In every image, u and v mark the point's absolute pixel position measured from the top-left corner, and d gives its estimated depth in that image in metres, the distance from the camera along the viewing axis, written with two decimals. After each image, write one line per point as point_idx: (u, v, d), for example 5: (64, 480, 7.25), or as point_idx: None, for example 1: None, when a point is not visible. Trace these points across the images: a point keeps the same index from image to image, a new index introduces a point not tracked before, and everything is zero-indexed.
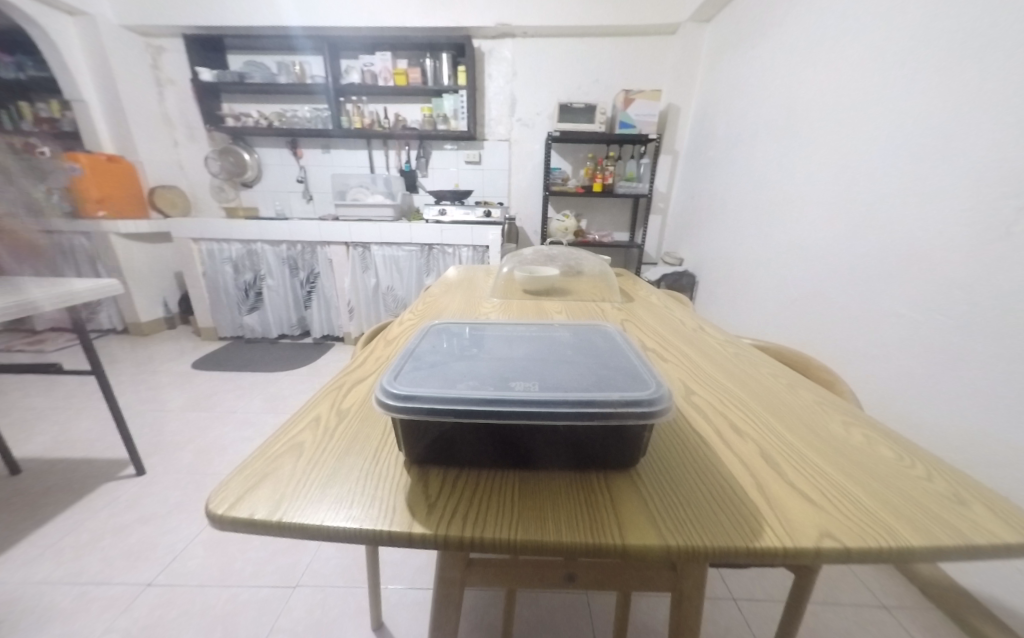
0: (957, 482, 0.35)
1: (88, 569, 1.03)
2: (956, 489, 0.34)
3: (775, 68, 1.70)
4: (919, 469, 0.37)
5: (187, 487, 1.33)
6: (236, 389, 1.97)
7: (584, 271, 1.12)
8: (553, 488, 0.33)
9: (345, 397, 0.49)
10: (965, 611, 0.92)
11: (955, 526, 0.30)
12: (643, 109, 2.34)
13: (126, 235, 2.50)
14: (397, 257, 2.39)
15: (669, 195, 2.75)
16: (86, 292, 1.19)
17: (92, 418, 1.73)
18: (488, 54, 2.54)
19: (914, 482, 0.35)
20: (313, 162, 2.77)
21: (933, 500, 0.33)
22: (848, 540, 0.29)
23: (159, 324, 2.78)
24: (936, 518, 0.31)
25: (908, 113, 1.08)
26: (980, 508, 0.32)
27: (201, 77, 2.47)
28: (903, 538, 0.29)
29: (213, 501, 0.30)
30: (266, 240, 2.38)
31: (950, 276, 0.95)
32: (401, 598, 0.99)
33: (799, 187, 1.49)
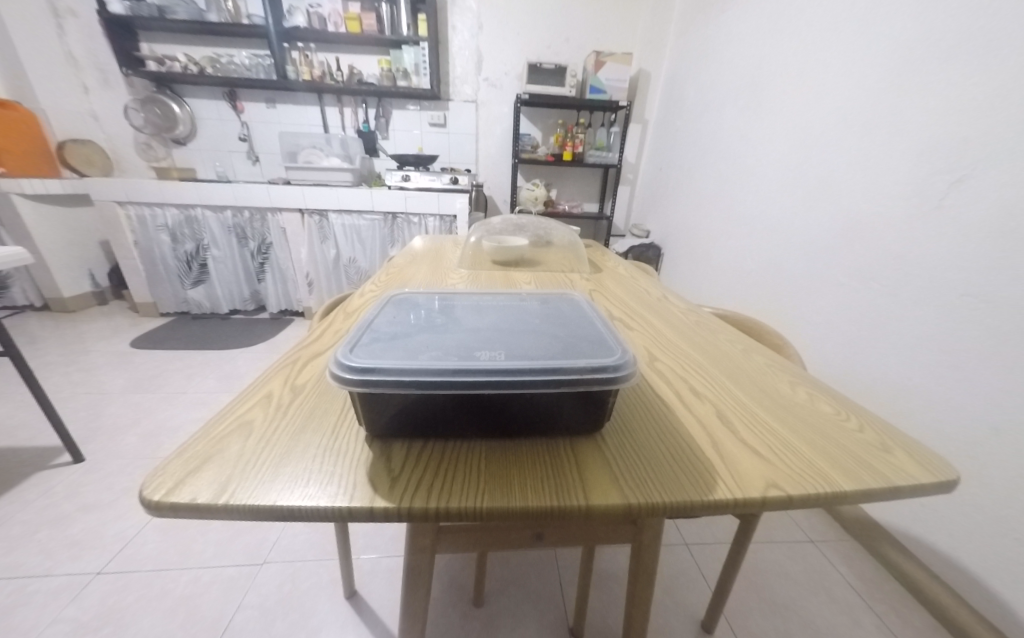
0: (884, 432, 0.39)
1: (26, 562, 0.96)
2: (883, 439, 0.38)
3: (742, 35, 1.70)
4: (853, 420, 0.40)
5: (135, 472, 1.25)
6: (185, 368, 1.84)
7: (553, 241, 1.10)
8: (519, 455, 0.33)
9: (300, 373, 0.46)
10: (878, 541, 1.06)
11: (881, 471, 0.33)
12: (613, 74, 2.29)
13: (35, 197, 2.18)
14: (358, 225, 2.26)
15: (637, 165, 2.75)
16: None
17: (14, 403, 1.57)
18: (451, 3, 2.36)
19: (848, 433, 0.38)
20: (257, 118, 2.51)
21: (863, 448, 0.36)
22: (791, 488, 0.31)
23: (87, 299, 2.51)
24: (865, 463, 0.34)
25: (863, 88, 1.12)
26: (902, 454, 0.36)
27: (110, 9, 2.12)
28: (836, 484, 0.32)
29: (148, 488, 0.28)
30: (208, 205, 2.16)
31: (888, 247, 1.02)
32: (375, 566, 1.00)
33: (760, 159, 1.53)
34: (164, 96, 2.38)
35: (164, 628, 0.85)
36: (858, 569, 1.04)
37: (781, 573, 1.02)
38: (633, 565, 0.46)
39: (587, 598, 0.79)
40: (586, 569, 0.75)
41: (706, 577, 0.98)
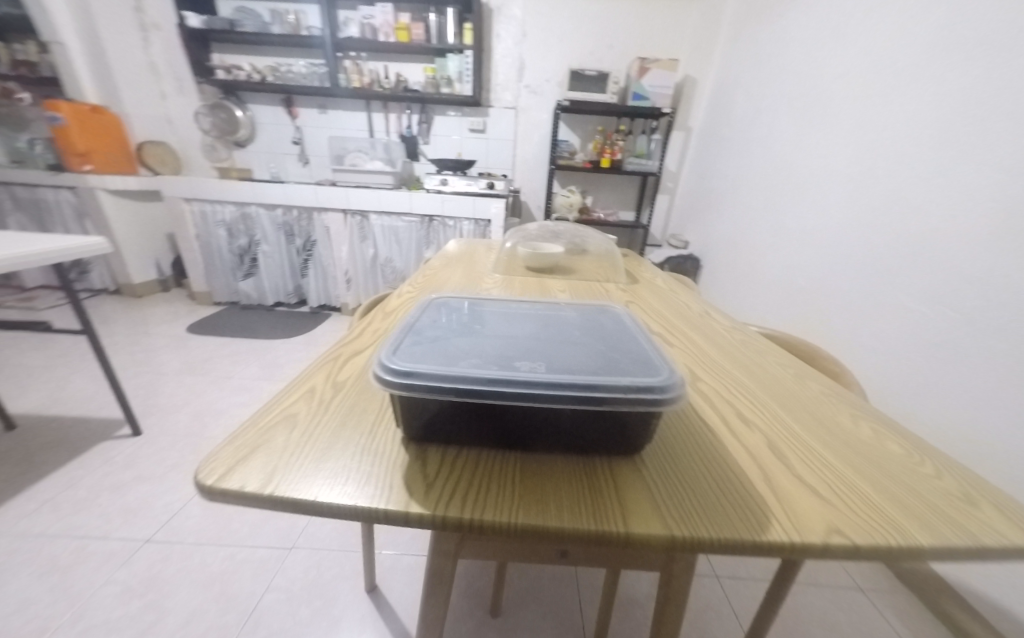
0: (965, 480, 0.35)
1: (87, 524, 1.06)
2: (965, 488, 0.34)
3: (801, 41, 1.62)
4: (928, 466, 0.37)
5: (183, 449, 1.34)
6: (232, 355, 1.97)
7: (588, 249, 1.09)
8: (554, 472, 0.33)
9: (342, 369, 0.48)
10: (938, 595, 0.97)
11: (964, 526, 0.30)
12: (657, 80, 2.25)
13: (115, 192, 2.42)
14: (396, 227, 2.33)
15: (678, 174, 2.68)
16: (71, 248, 1.16)
17: (86, 377, 1.73)
18: (497, 11, 2.40)
19: (924, 480, 0.35)
20: (309, 122, 2.66)
21: (942, 499, 0.33)
22: (857, 536, 0.29)
23: (152, 286, 2.73)
24: (944, 515, 0.31)
25: (937, 98, 1.04)
26: (988, 508, 0.32)
27: (188, 23, 2.31)
28: (912, 536, 0.29)
29: (203, 472, 0.30)
30: (261, 203, 2.31)
31: (964, 271, 0.94)
32: (395, 563, 1.02)
33: (815, 171, 1.44)
34: (229, 102, 2.57)
35: (201, 599, 0.90)
36: (911, 625, 0.95)
37: (823, 621, 0.95)
38: (662, 594, 0.45)
39: (607, 620, 0.77)
40: (609, 589, 0.73)
41: (737, 614, 0.93)
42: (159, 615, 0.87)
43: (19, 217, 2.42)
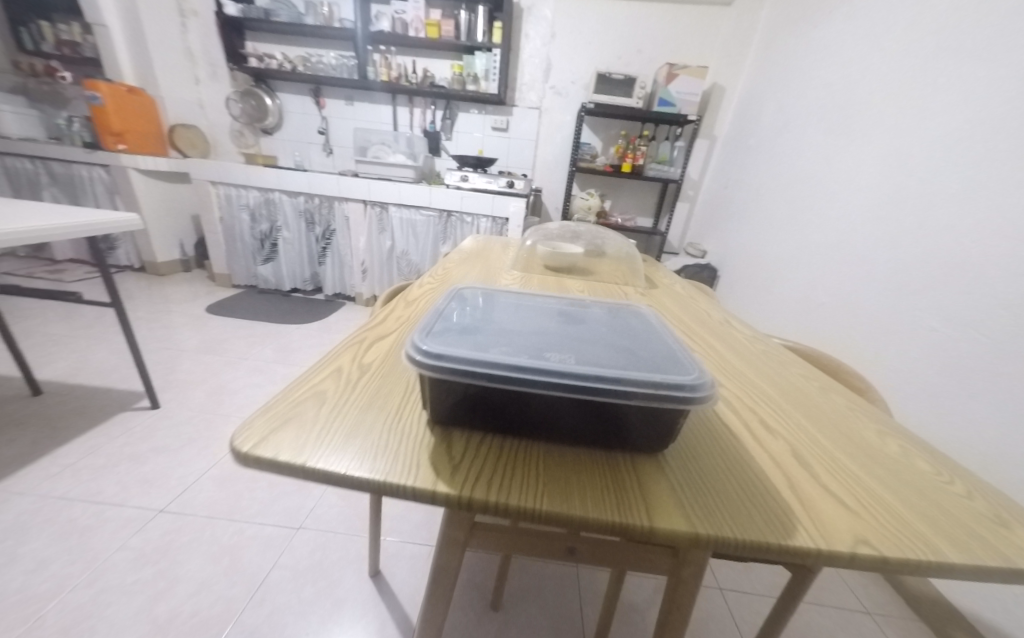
0: (995, 501, 0.35)
1: (105, 490, 1.09)
2: (995, 510, 0.34)
3: (834, 52, 1.60)
4: (956, 485, 0.37)
5: (199, 425, 1.38)
6: (248, 337, 2.01)
7: (607, 251, 1.09)
8: (577, 463, 0.33)
9: (367, 352, 0.49)
10: (948, 624, 0.95)
11: (993, 546, 0.30)
12: (684, 87, 2.23)
13: (145, 172, 2.49)
14: (415, 220, 2.36)
15: (699, 182, 2.66)
16: (101, 222, 1.19)
17: (109, 349, 1.78)
18: (527, 11, 2.41)
19: (953, 499, 0.35)
20: (336, 113, 2.70)
21: (972, 518, 0.32)
22: (884, 548, 0.29)
23: (175, 265, 2.80)
24: (974, 535, 0.31)
25: (974, 116, 1.02)
26: (1018, 531, 0.32)
27: (225, 10, 2.37)
28: (942, 552, 0.29)
29: (239, 439, 0.31)
30: (285, 190, 2.35)
31: (995, 295, 0.92)
32: (399, 550, 1.04)
33: (843, 186, 1.42)
34: (260, 90, 2.62)
35: (210, 570, 0.93)
36: None
37: None
38: (667, 598, 0.45)
39: (609, 623, 0.77)
40: (612, 590, 0.73)
41: (740, 628, 0.92)
42: (169, 583, 0.89)
43: (53, 191, 2.50)
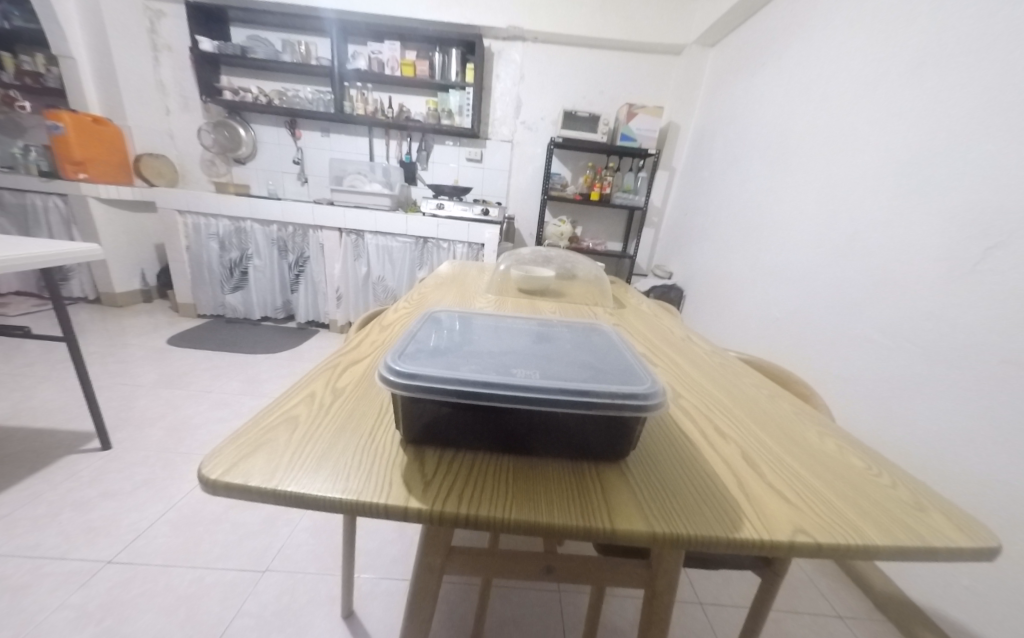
0: (918, 491, 0.38)
1: (45, 542, 0.99)
2: (917, 497, 0.37)
3: (771, 95, 1.78)
4: (884, 476, 0.40)
5: (155, 465, 1.29)
6: (213, 369, 1.92)
7: (578, 274, 1.13)
8: (545, 474, 0.35)
9: (341, 377, 0.50)
10: (911, 621, 0.98)
11: (916, 531, 0.33)
12: (644, 124, 2.39)
13: (106, 201, 2.40)
14: (391, 247, 2.37)
15: (663, 209, 2.82)
16: (51, 254, 1.13)
17: (55, 387, 1.66)
18: (498, 54, 2.56)
19: (880, 489, 0.38)
20: (311, 144, 2.72)
21: (896, 505, 0.36)
22: (819, 535, 0.31)
23: (135, 296, 2.67)
24: (898, 520, 0.34)
25: (889, 153, 1.15)
26: (936, 514, 0.35)
27: (200, 46, 2.40)
28: (869, 537, 0.31)
29: (208, 466, 0.31)
30: (257, 218, 2.32)
31: (919, 308, 1.01)
32: (374, 587, 0.98)
33: (788, 213, 1.55)
34: (234, 121, 2.63)
35: (163, 626, 0.85)
36: None
37: None
38: (644, 610, 0.46)
39: None
40: (594, 609, 0.73)
41: None
42: None
43: (1, 222, 2.37)
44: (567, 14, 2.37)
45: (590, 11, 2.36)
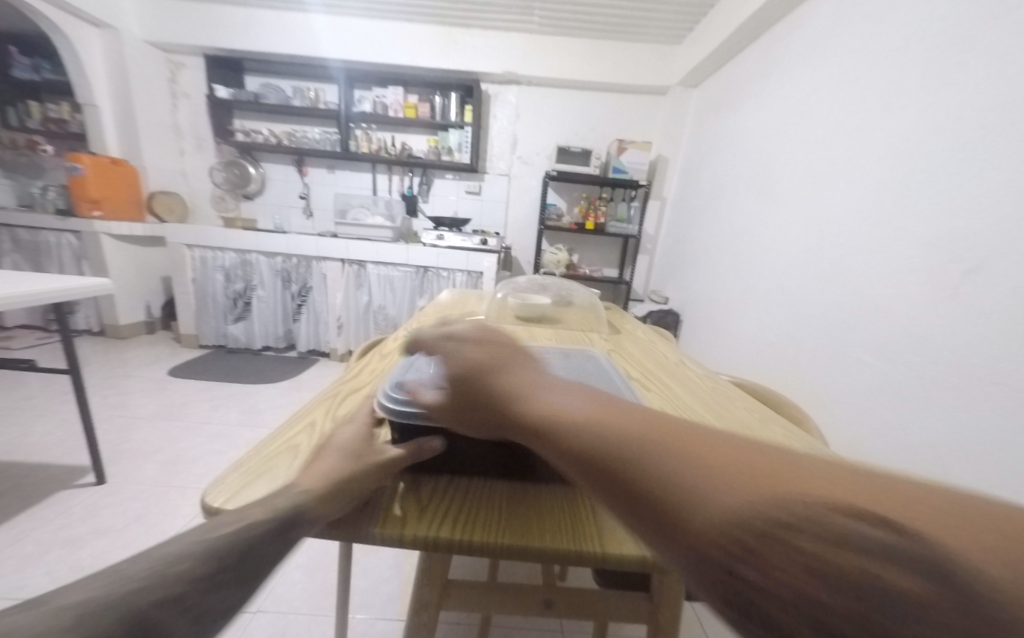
0: None
1: (30, 584, 0.96)
2: None
3: (754, 129, 1.86)
4: None
5: (147, 500, 1.26)
6: (211, 400, 1.91)
7: (574, 301, 1.15)
8: (536, 503, 0.36)
9: (341, 406, 0.51)
10: None
11: None
12: (635, 157, 2.50)
13: (118, 237, 2.48)
14: (391, 276, 2.42)
15: (656, 237, 2.89)
16: (61, 289, 1.16)
17: (53, 421, 1.65)
18: (494, 96, 2.71)
19: None
20: (317, 180, 2.83)
21: None
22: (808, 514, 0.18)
23: (138, 328, 2.69)
24: None
25: (871, 181, 1.19)
26: None
27: (217, 94, 2.56)
28: None
29: (211, 494, 0.32)
30: (262, 250, 2.39)
31: (908, 331, 1.01)
32: (369, 628, 0.94)
33: (777, 239, 1.58)
34: (245, 160, 2.75)
35: None
36: None
37: None
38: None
39: None
40: None
41: None
42: None
43: (15, 257, 2.44)
44: (560, 59, 2.53)
45: (581, 56, 2.52)
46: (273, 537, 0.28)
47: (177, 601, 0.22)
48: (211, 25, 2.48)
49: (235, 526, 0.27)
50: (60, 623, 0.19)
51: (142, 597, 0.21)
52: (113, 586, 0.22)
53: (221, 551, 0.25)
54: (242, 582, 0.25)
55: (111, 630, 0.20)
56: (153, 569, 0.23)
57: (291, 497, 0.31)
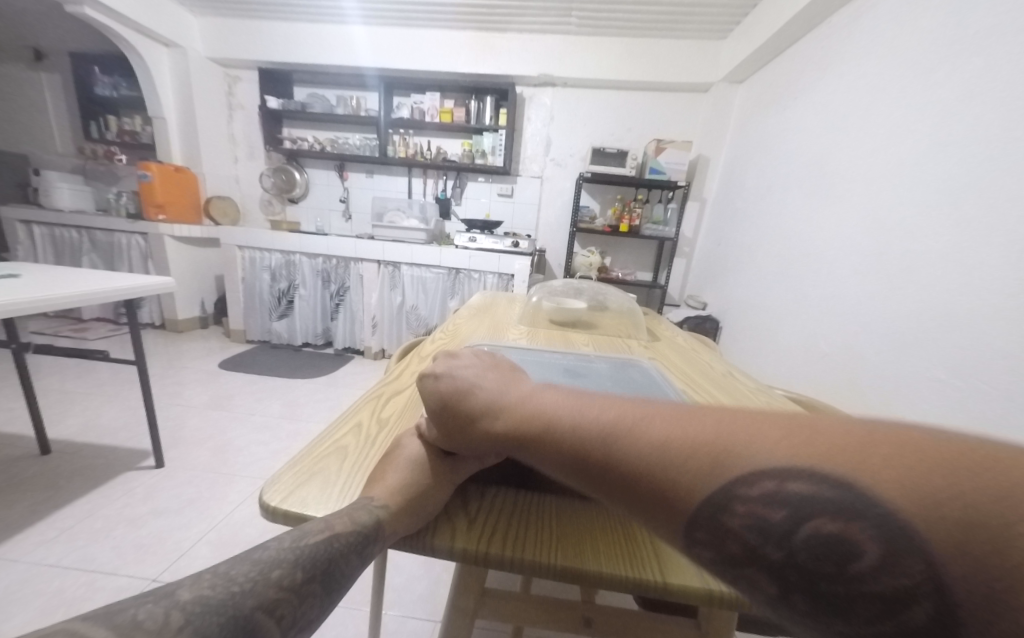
0: None
1: (99, 557, 1.06)
2: None
3: (806, 128, 1.76)
4: None
5: (200, 485, 1.36)
6: (257, 393, 2.03)
7: (609, 306, 1.13)
8: (588, 524, 0.36)
9: (385, 407, 0.54)
10: None
11: None
12: (673, 158, 2.42)
13: (179, 239, 2.68)
14: (425, 278, 2.47)
15: (694, 240, 2.79)
16: (133, 287, 1.27)
17: (120, 407, 1.80)
18: (529, 99, 2.72)
19: None
20: (357, 185, 2.95)
21: None
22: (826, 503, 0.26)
23: (194, 323, 2.90)
24: None
25: (943, 181, 1.09)
26: None
27: (268, 104, 2.72)
28: None
29: (268, 494, 0.35)
30: (305, 252, 2.51)
31: (992, 347, 0.91)
32: (399, 625, 0.96)
33: (832, 243, 1.48)
34: (291, 166, 2.91)
35: None
36: None
37: None
38: None
39: None
40: None
41: None
42: None
43: (92, 257, 2.70)
44: (596, 59, 2.50)
45: (618, 56, 2.48)
46: (353, 553, 0.31)
47: (269, 609, 0.25)
48: (265, 40, 2.64)
49: (318, 539, 0.30)
50: (177, 618, 0.22)
51: (243, 603, 0.25)
52: (219, 588, 0.25)
53: (308, 564, 0.29)
54: (323, 593, 0.29)
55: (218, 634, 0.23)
56: (255, 574, 0.26)
57: (370, 512, 0.34)
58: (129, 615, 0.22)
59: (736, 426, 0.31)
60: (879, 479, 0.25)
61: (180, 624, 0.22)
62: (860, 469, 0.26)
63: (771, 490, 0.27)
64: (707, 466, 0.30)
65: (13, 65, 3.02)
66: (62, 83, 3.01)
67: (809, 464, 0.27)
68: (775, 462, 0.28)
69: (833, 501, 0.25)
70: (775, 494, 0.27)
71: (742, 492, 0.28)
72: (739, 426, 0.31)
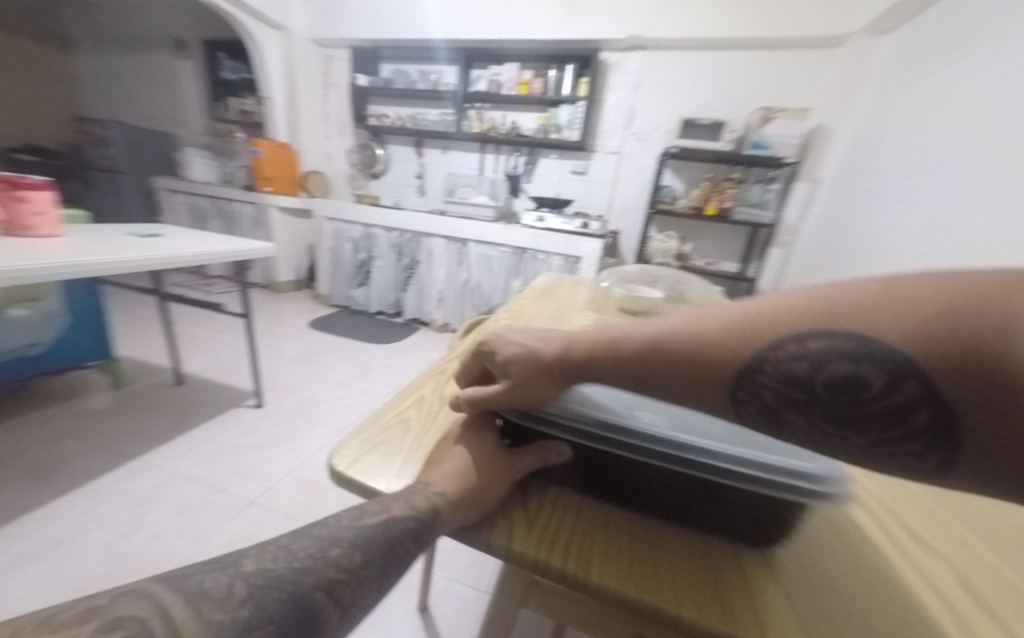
0: None
1: (212, 475, 1.25)
2: None
3: (957, 91, 1.41)
4: None
5: (289, 427, 1.53)
6: (337, 352, 2.23)
7: (687, 298, 1.04)
8: (671, 555, 0.31)
9: (447, 384, 0.54)
10: None
11: None
12: (782, 129, 2.11)
13: (281, 209, 2.98)
14: (491, 255, 2.48)
15: (797, 227, 2.46)
16: (247, 248, 1.44)
17: (232, 351, 2.09)
18: (614, 66, 2.54)
19: None
20: (432, 160, 3.01)
21: None
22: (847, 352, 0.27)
23: (290, 285, 3.25)
24: None
25: None
26: None
27: (358, 82, 2.88)
28: None
29: (336, 458, 0.37)
30: (383, 225, 2.66)
31: None
32: (448, 587, 1.02)
33: (972, 231, 1.19)
34: (374, 143, 3.07)
35: None
36: None
37: None
38: None
39: None
40: None
41: None
42: None
43: (214, 221, 3.12)
44: (691, 17, 2.24)
45: (718, 10, 2.19)
46: (409, 540, 0.30)
47: (328, 589, 0.26)
48: (358, 17, 2.75)
49: (376, 521, 0.30)
50: (241, 589, 0.24)
51: (298, 579, 0.25)
52: (280, 563, 0.26)
53: (366, 546, 0.29)
54: (381, 575, 0.29)
55: (275, 607, 0.24)
56: (312, 551, 0.27)
57: (429, 498, 0.32)
58: (197, 581, 0.24)
59: (758, 305, 0.32)
60: (883, 325, 0.26)
61: (242, 595, 0.23)
62: (868, 317, 0.26)
63: (794, 350, 0.29)
64: (738, 342, 0.31)
65: (160, 53, 3.52)
66: (195, 66, 3.44)
67: (828, 324, 0.28)
68: (797, 329, 0.29)
69: (848, 348, 0.27)
70: (798, 352, 0.29)
71: (771, 357, 0.30)
72: (761, 305, 0.31)
